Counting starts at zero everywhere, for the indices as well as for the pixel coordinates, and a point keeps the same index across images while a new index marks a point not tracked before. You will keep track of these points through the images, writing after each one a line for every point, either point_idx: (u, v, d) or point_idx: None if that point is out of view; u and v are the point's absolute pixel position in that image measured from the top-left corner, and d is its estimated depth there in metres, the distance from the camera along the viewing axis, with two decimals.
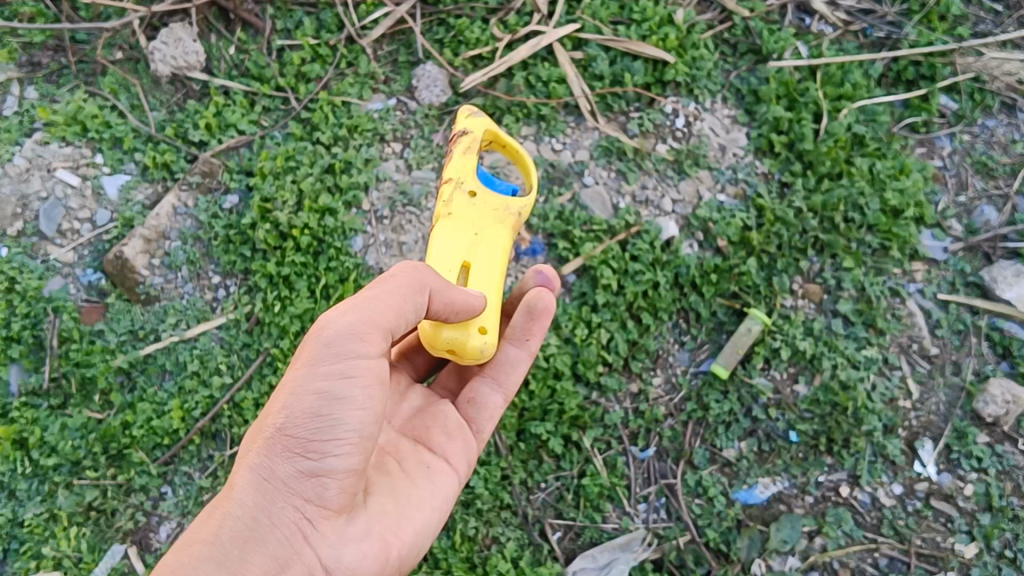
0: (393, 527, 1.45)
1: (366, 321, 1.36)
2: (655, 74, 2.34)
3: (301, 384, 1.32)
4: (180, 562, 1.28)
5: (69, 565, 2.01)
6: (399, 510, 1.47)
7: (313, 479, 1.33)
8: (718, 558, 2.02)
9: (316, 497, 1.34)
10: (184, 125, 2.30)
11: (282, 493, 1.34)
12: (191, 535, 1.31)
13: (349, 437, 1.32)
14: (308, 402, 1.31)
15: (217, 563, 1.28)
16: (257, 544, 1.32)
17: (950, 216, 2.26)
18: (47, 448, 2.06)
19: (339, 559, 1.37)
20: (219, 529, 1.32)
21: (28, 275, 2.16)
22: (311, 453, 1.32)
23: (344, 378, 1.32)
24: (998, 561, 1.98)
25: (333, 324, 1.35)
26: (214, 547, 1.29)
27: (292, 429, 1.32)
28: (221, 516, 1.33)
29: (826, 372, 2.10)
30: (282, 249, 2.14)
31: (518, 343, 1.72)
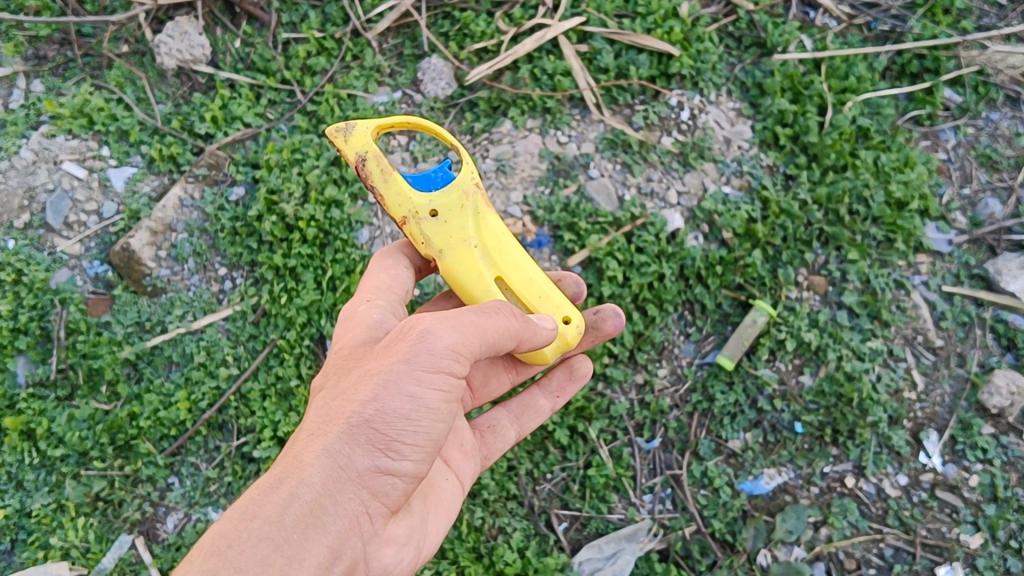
0: (419, 539, 1.45)
1: (465, 339, 1.33)
2: (660, 67, 2.34)
3: (395, 381, 1.29)
4: (242, 533, 1.20)
5: (76, 555, 2.00)
6: (423, 523, 1.47)
7: (381, 478, 1.30)
8: (724, 548, 2.03)
9: (381, 494, 1.31)
10: (191, 118, 2.31)
11: (352, 484, 1.28)
12: (255, 506, 1.23)
13: (423, 445, 1.31)
14: (399, 402, 1.28)
15: (277, 546, 1.20)
16: (319, 532, 1.24)
17: (954, 208, 2.27)
18: (54, 440, 2.07)
19: (378, 561, 1.35)
20: (285, 507, 1.23)
21: (36, 267, 2.16)
22: (389, 452, 1.29)
23: (435, 388, 1.30)
24: (1003, 552, 1.97)
25: (432, 328, 1.32)
26: (277, 525, 1.22)
27: (380, 423, 1.28)
28: (288, 493, 1.25)
29: (831, 363, 2.10)
30: (289, 241, 2.14)
31: (548, 395, 1.79)
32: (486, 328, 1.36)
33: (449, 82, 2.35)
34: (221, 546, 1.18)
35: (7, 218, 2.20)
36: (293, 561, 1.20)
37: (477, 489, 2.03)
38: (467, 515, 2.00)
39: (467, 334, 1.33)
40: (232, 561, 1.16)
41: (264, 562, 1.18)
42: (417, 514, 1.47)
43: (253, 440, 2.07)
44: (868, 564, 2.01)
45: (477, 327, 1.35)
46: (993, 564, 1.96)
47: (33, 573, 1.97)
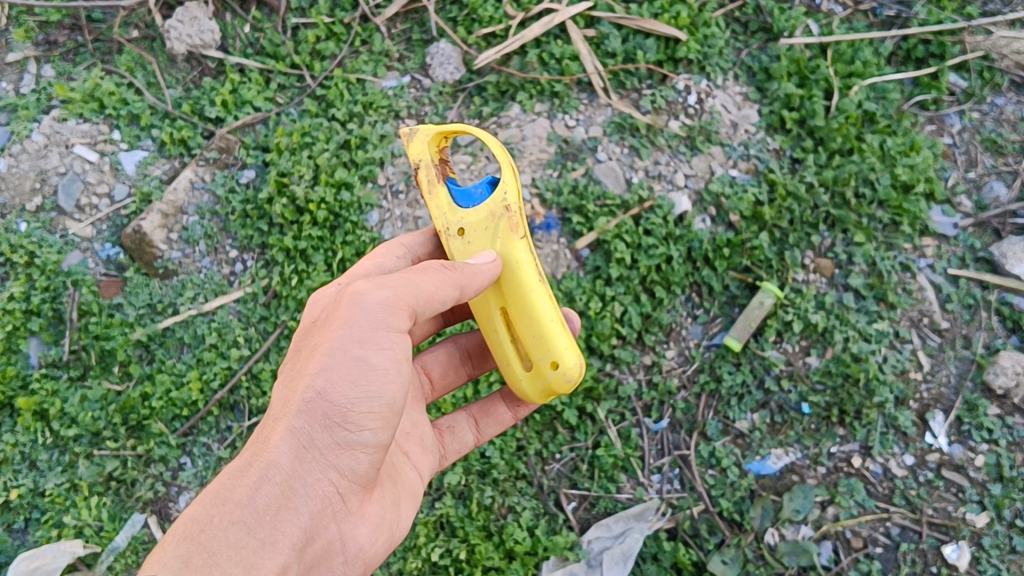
0: (391, 519, 1.49)
1: (401, 297, 1.36)
2: (667, 51, 2.36)
3: (340, 350, 1.32)
4: (213, 517, 1.24)
5: (90, 534, 2.01)
6: (395, 507, 1.50)
7: (346, 452, 1.33)
8: (731, 527, 2.04)
9: (348, 469, 1.35)
10: (201, 102, 2.32)
11: (318, 462, 1.32)
12: (223, 491, 1.27)
13: (381, 412, 1.33)
14: (348, 369, 1.31)
15: (248, 528, 1.24)
16: (290, 513, 1.29)
17: (959, 192, 2.28)
18: (67, 420, 2.08)
19: (350, 540, 1.40)
20: (255, 490, 1.27)
21: (48, 249, 2.18)
22: (348, 424, 1.31)
23: (380, 349, 1.33)
24: (1009, 531, 1.99)
25: (366, 294, 1.35)
26: (248, 509, 1.26)
27: (332, 394, 1.31)
28: (256, 477, 1.29)
29: (838, 345, 2.12)
30: (299, 223, 2.16)
31: (509, 405, 1.78)
32: (425, 287, 1.39)
33: (457, 67, 2.36)
34: (192, 531, 1.22)
35: (20, 201, 2.24)
36: (265, 542, 1.25)
37: (487, 469, 2.05)
38: (477, 494, 2.03)
39: (403, 294, 1.36)
40: (207, 548, 1.20)
41: (235, 544, 1.22)
42: (389, 497, 1.49)
43: None
44: (875, 543, 2.02)
45: (415, 286, 1.38)
46: (998, 543, 1.98)
47: (47, 551, 1.97)
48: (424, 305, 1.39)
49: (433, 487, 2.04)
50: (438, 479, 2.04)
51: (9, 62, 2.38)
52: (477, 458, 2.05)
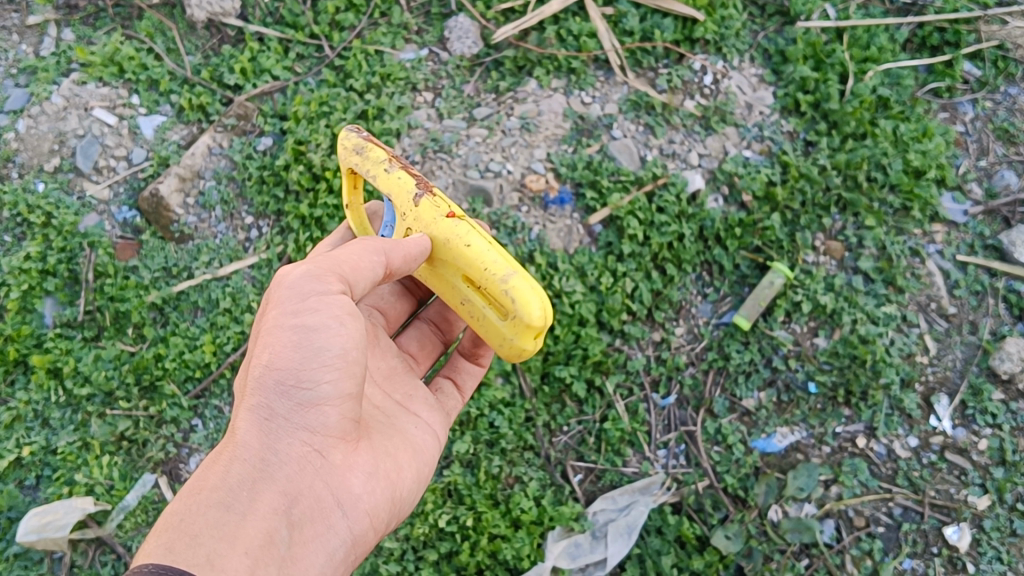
0: (393, 468, 1.43)
1: (329, 264, 1.31)
2: (685, 31, 2.38)
3: (277, 324, 1.27)
4: (191, 507, 1.21)
5: (100, 492, 2.02)
6: (397, 457, 1.45)
7: (312, 410, 1.28)
8: (736, 503, 2.05)
9: (318, 425, 1.29)
10: (220, 69, 2.34)
11: (285, 427, 1.28)
12: (197, 483, 1.25)
13: (336, 365, 1.26)
14: (288, 336, 1.26)
15: (225, 507, 1.22)
16: (267, 482, 1.26)
17: (971, 179, 2.29)
18: (80, 378, 2.09)
19: (347, 492, 1.34)
20: (227, 472, 1.25)
21: (65, 210, 2.20)
22: (302, 382, 1.26)
23: (320, 310, 1.27)
24: (1010, 514, 2.00)
25: (296, 272, 1.31)
26: (224, 490, 1.23)
27: (279, 361, 1.27)
28: (227, 461, 1.27)
29: (846, 326, 2.14)
30: (315, 191, 2.18)
31: (471, 360, 1.76)
32: (353, 257, 1.34)
33: (475, 42, 2.38)
34: (172, 522, 1.19)
35: (38, 161, 2.25)
36: (244, 514, 1.22)
37: (495, 438, 2.06)
38: (485, 463, 2.04)
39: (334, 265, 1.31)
40: (186, 533, 1.17)
41: (216, 524, 1.19)
42: (386, 448, 1.44)
43: None
44: (877, 522, 2.03)
45: (344, 258, 1.33)
46: (999, 525, 1.99)
47: (58, 507, 1.98)
48: (352, 273, 1.33)
49: (441, 454, 2.05)
50: (447, 447, 2.05)
51: (29, 25, 2.40)
52: (486, 427, 2.06)
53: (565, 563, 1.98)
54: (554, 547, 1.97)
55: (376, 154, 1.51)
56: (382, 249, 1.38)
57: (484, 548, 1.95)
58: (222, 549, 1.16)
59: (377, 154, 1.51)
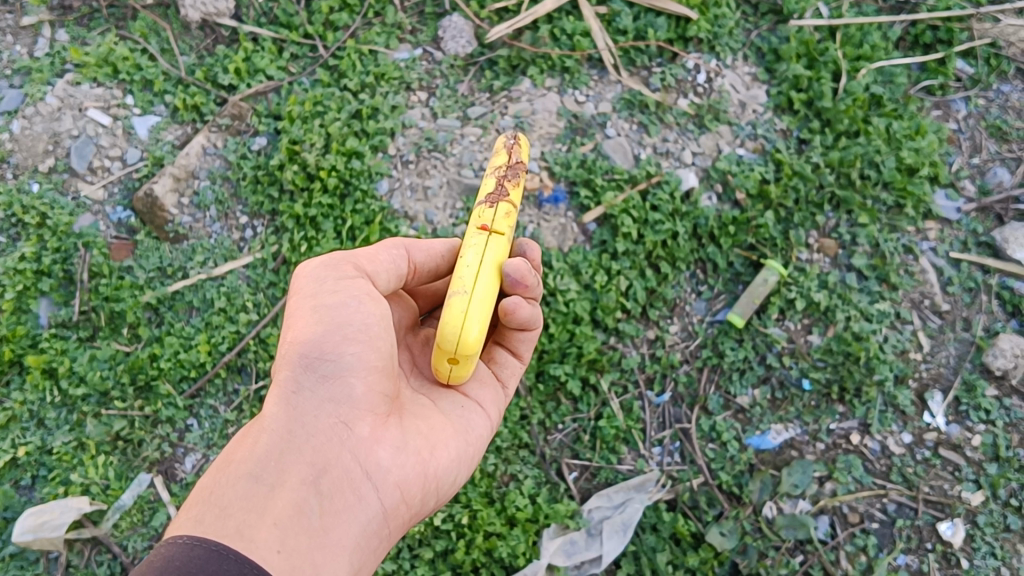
0: (432, 446, 1.40)
1: (339, 258, 1.41)
2: (678, 30, 2.39)
3: (299, 310, 1.36)
4: (220, 481, 1.21)
5: (96, 492, 2.02)
6: (438, 436, 1.42)
7: (336, 382, 1.31)
8: (730, 500, 2.05)
9: (344, 398, 1.31)
10: (214, 70, 2.35)
11: (311, 403, 1.30)
12: (228, 461, 1.25)
13: (355, 337, 1.33)
14: (308, 315, 1.35)
15: (253, 477, 1.21)
16: (295, 453, 1.26)
17: (964, 176, 2.30)
18: (76, 378, 2.09)
19: (379, 466, 1.31)
20: (255, 446, 1.26)
21: (60, 211, 2.20)
22: (325, 355, 1.31)
23: (337, 291, 1.36)
24: (1004, 509, 2.01)
25: (308, 270, 1.41)
26: (250, 463, 1.23)
27: (302, 338, 1.33)
28: (255, 437, 1.27)
29: (840, 323, 2.15)
30: (310, 190, 2.18)
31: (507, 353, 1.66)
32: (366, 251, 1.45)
33: (469, 41, 2.39)
34: (201, 496, 1.19)
35: (33, 162, 2.24)
36: (272, 484, 1.21)
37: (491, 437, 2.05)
38: (480, 461, 2.03)
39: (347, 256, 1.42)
40: (216, 506, 1.16)
41: (245, 495, 1.18)
42: (425, 427, 1.41)
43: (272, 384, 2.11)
44: (871, 518, 2.04)
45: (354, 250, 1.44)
46: (993, 521, 2.00)
47: (54, 506, 1.98)
48: (370, 263, 1.43)
49: None
50: None
51: (23, 26, 2.40)
52: None
53: (562, 560, 1.97)
54: (550, 545, 1.97)
55: (499, 158, 1.50)
56: (406, 244, 1.51)
57: (479, 546, 1.95)
58: (250, 520, 1.15)
59: (502, 157, 1.50)
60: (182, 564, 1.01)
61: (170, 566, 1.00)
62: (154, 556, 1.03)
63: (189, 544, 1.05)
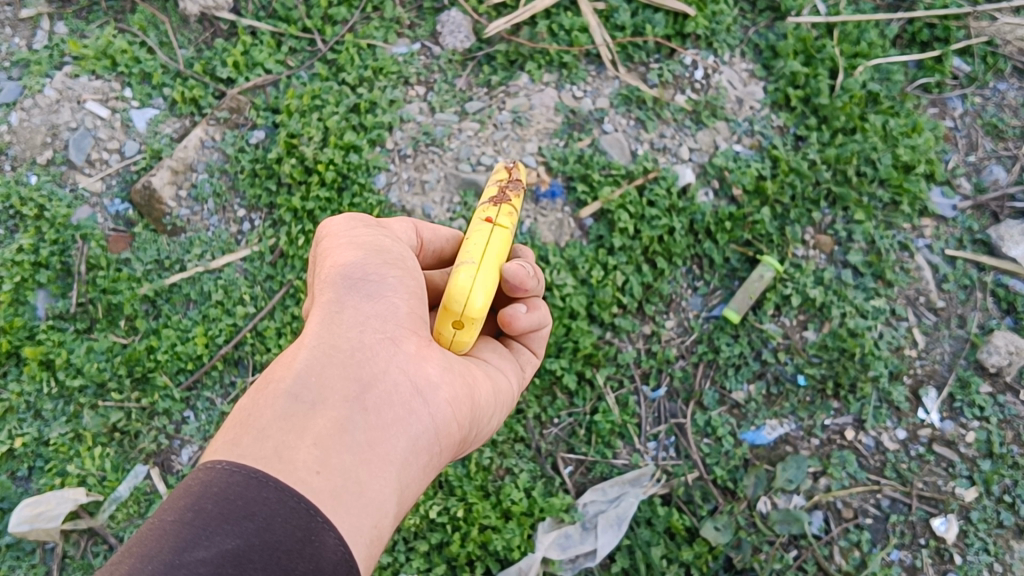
0: (470, 391, 1.31)
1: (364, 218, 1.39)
2: (676, 26, 2.40)
3: (336, 249, 1.33)
4: (257, 404, 1.09)
5: (93, 483, 2.03)
6: (476, 382, 1.34)
7: (379, 302, 1.24)
8: (725, 495, 2.06)
9: (388, 316, 1.23)
10: (212, 63, 2.35)
11: (353, 324, 1.20)
12: (262, 383, 1.13)
13: (395, 267, 1.30)
14: (348, 251, 1.31)
15: (292, 395, 1.09)
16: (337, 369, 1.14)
17: (959, 174, 2.31)
18: (73, 370, 2.09)
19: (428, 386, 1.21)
20: (294, 361, 1.14)
21: (57, 203, 2.20)
22: (366, 278, 1.26)
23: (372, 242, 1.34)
24: (997, 505, 2.02)
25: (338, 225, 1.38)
26: (291, 379, 1.11)
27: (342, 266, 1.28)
28: (292, 356, 1.16)
29: (835, 320, 2.16)
30: (308, 184, 2.19)
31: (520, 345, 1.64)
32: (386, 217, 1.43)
33: (467, 36, 2.40)
34: (239, 420, 1.07)
35: (31, 154, 2.25)
36: (315, 403, 1.09)
37: None
38: (476, 455, 2.04)
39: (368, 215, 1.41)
40: (253, 427, 1.04)
41: (285, 413, 1.06)
42: (463, 365, 1.33)
43: None
44: (865, 514, 2.05)
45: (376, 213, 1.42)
46: (986, 517, 2.01)
47: (50, 497, 1.98)
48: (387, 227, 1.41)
49: None
50: None
51: (22, 19, 2.40)
52: None
53: (556, 554, 1.98)
54: (545, 538, 1.98)
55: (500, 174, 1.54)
56: (416, 222, 1.50)
57: (475, 538, 1.95)
58: (290, 439, 1.03)
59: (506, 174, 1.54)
60: (221, 492, 0.91)
61: (210, 493, 0.91)
62: (190, 482, 0.93)
63: (228, 469, 0.95)
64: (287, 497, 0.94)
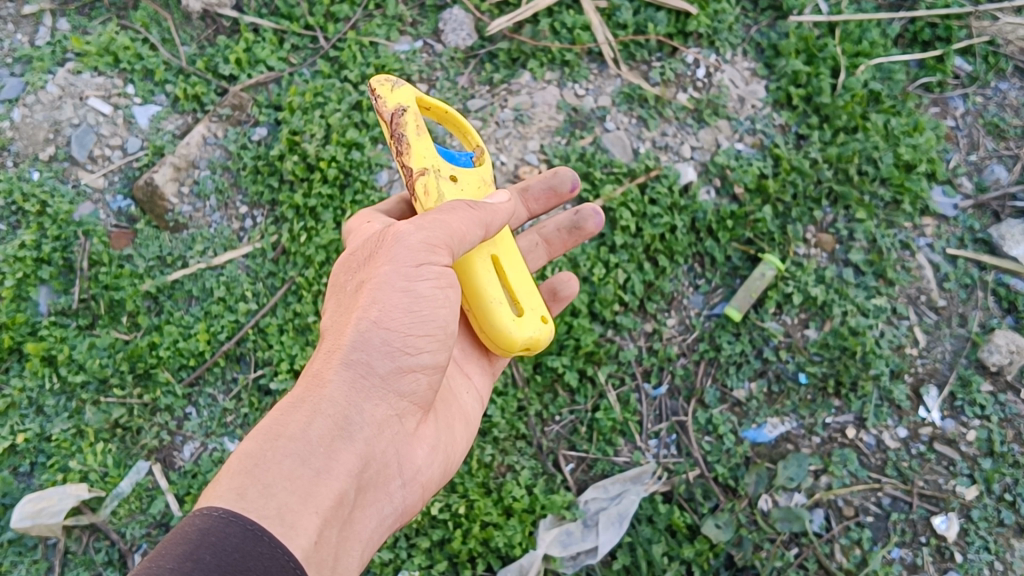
0: (442, 442, 1.50)
1: (438, 232, 1.35)
2: (678, 25, 2.41)
3: (386, 281, 1.33)
4: (266, 452, 1.19)
5: (95, 479, 2.03)
6: (449, 428, 1.53)
7: (403, 375, 1.35)
8: (725, 492, 2.06)
9: (401, 391, 1.36)
10: (215, 60, 2.35)
11: (375, 391, 1.32)
12: (276, 426, 1.22)
13: (435, 334, 1.36)
14: (396, 298, 1.33)
15: (303, 460, 1.20)
16: (345, 441, 1.26)
17: (961, 173, 2.32)
18: (74, 366, 2.09)
19: (411, 463, 1.40)
20: (308, 424, 1.23)
21: (60, 199, 2.21)
22: (406, 347, 1.34)
23: (425, 279, 1.34)
24: (998, 504, 2.02)
25: (405, 230, 1.36)
26: (302, 441, 1.21)
27: (387, 320, 1.32)
28: (311, 409, 1.25)
29: (836, 318, 2.16)
30: (310, 181, 2.19)
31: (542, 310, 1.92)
32: (459, 225, 1.37)
33: (469, 34, 2.40)
34: (247, 466, 1.17)
35: (33, 150, 2.25)
36: (320, 471, 1.21)
37: (488, 427, 2.06)
38: (477, 452, 2.04)
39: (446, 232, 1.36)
40: (259, 480, 1.15)
41: (290, 474, 1.17)
42: (441, 419, 1.51)
43: (270, 373, 2.11)
44: (866, 512, 2.05)
45: (453, 223, 1.36)
46: (987, 515, 2.01)
47: (52, 493, 1.98)
48: (459, 245, 1.37)
49: None
50: None
51: (25, 15, 2.40)
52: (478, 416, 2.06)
53: (557, 551, 1.97)
54: (546, 535, 1.98)
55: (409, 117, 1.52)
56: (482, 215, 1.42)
57: (476, 535, 1.96)
58: (293, 502, 1.15)
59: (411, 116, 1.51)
60: (218, 543, 1.02)
61: (206, 543, 1.01)
62: (188, 528, 1.03)
63: (224, 519, 1.06)
64: (279, 554, 1.06)
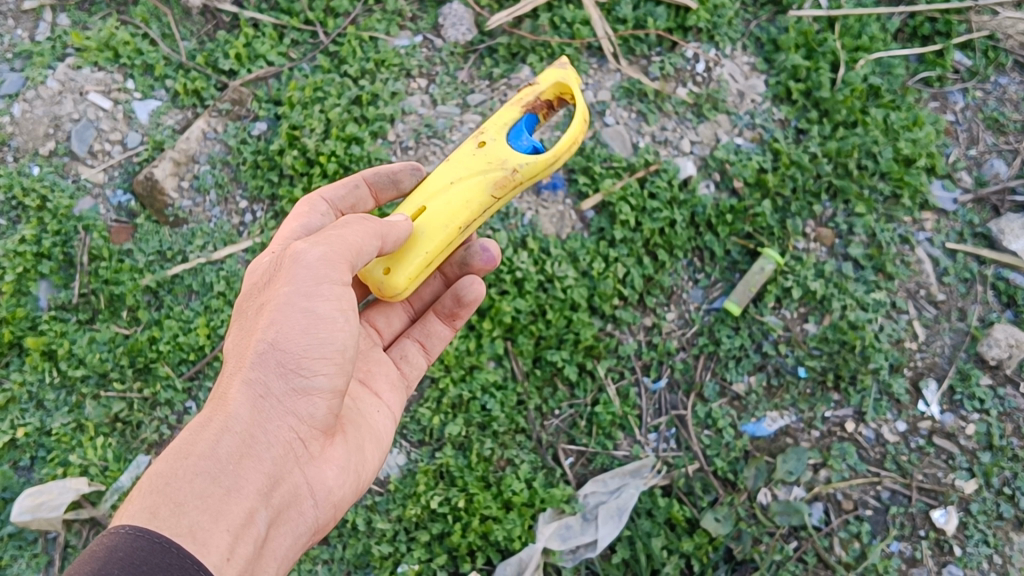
0: (357, 462, 1.46)
1: (339, 247, 1.34)
2: (678, 20, 2.41)
3: (285, 302, 1.31)
4: (176, 470, 1.18)
5: (95, 473, 2.03)
6: (363, 450, 1.48)
7: (304, 397, 1.31)
8: (725, 486, 2.07)
9: (306, 414, 1.32)
10: (215, 55, 2.36)
11: (277, 411, 1.29)
12: (184, 446, 1.22)
13: (334, 356, 1.32)
14: (296, 319, 1.30)
15: (211, 478, 1.19)
16: (253, 460, 1.25)
17: (960, 167, 2.32)
18: (75, 360, 2.09)
19: (321, 485, 1.36)
20: (216, 442, 1.23)
21: (60, 194, 2.21)
22: (301, 368, 1.29)
23: (325, 298, 1.32)
24: (997, 497, 2.02)
25: (303, 249, 1.34)
26: (210, 460, 1.21)
27: (285, 342, 1.29)
28: (217, 429, 1.24)
29: (836, 312, 2.16)
30: (309, 175, 2.20)
31: (445, 320, 1.74)
32: (355, 238, 1.36)
33: (469, 29, 2.41)
34: (158, 484, 1.16)
35: (33, 145, 2.25)
36: (229, 490, 1.20)
37: (487, 421, 2.07)
38: (477, 445, 2.04)
39: (343, 247, 1.34)
40: (173, 498, 1.14)
41: (201, 492, 1.17)
42: (355, 441, 1.47)
43: None
44: (865, 505, 2.05)
45: (348, 239, 1.35)
46: (986, 509, 2.01)
47: (53, 487, 1.98)
48: (356, 258, 1.36)
49: (434, 437, 2.07)
50: (439, 430, 2.07)
51: (25, 10, 2.40)
52: (478, 410, 2.08)
53: (556, 544, 1.97)
54: (546, 528, 1.98)
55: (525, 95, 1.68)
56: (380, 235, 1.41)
57: (475, 529, 1.96)
58: (205, 521, 1.14)
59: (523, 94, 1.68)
60: (126, 557, 1.01)
61: (115, 558, 1.01)
62: (97, 547, 1.03)
63: (132, 534, 1.05)
64: (189, 563, 1.07)
